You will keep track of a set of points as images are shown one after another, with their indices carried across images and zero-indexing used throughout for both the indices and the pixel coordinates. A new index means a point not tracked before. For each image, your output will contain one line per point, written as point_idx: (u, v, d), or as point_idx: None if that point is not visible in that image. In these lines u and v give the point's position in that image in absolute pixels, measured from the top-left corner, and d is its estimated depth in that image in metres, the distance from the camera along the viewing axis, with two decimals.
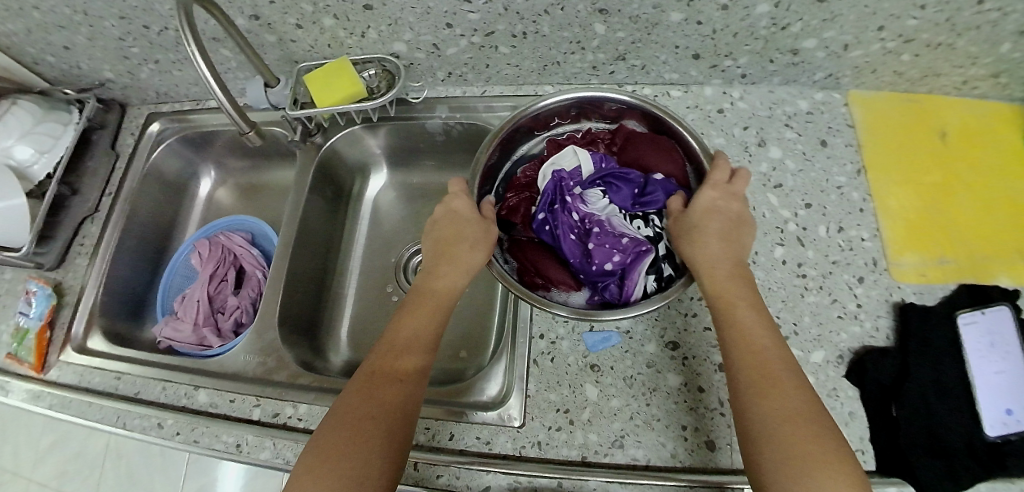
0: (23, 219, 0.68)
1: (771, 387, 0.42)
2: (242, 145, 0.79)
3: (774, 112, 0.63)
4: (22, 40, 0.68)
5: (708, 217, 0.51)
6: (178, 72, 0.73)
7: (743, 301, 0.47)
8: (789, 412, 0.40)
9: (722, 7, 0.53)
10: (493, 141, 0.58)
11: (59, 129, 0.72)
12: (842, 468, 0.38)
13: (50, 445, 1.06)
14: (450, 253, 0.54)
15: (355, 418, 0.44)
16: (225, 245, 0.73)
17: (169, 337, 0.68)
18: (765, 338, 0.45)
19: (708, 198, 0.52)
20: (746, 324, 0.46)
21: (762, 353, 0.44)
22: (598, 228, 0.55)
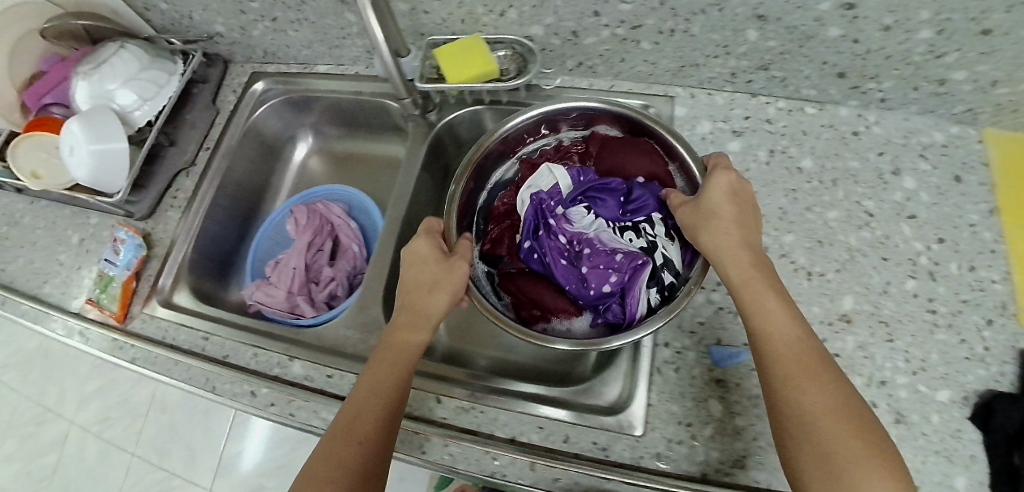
0: (123, 163, 0.68)
1: (805, 385, 0.40)
2: (342, 114, 0.81)
3: (909, 141, 0.62)
4: None
5: (725, 205, 0.49)
6: (294, 32, 0.72)
7: (768, 291, 0.45)
8: (832, 410, 0.39)
9: (885, 27, 0.51)
10: (462, 174, 0.61)
11: (164, 77, 0.71)
12: (886, 470, 0.37)
13: (93, 390, 1.29)
14: (415, 300, 0.52)
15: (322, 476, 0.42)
16: (324, 214, 0.73)
17: (259, 301, 0.68)
18: (794, 333, 0.43)
19: (719, 184, 0.50)
20: (773, 314, 0.44)
21: (796, 345, 0.42)
22: (590, 250, 0.54)
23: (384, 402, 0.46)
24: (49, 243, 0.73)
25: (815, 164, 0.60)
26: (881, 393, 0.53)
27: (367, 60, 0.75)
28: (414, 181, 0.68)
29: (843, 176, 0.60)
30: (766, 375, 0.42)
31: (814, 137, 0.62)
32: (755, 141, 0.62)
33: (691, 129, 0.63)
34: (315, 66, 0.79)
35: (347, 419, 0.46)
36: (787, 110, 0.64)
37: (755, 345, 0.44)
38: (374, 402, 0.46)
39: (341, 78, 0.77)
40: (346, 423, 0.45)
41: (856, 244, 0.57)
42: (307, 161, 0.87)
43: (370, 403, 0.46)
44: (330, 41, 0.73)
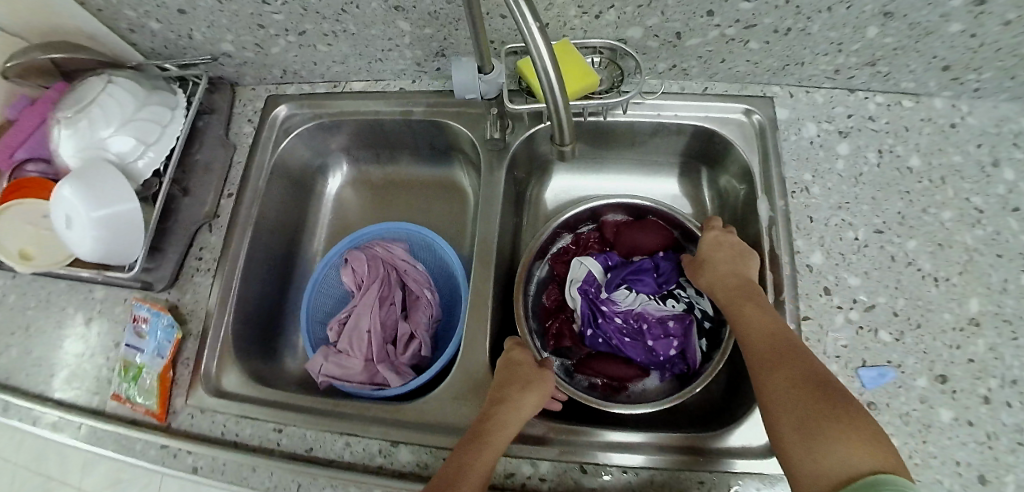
0: (134, 227, 0.55)
1: (773, 372, 0.41)
2: (379, 136, 0.70)
3: (1000, 130, 0.60)
4: (121, 1, 0.55)
5: (708, 248, 0.57)
6: (323, 46, 0.60)
7: (752, 304, 0.48)
8: (794, 387, 0.39)
9: (1007, 24, 0.48)
10: (518, 285, 0.60)
11: (167, 114, 0.59)
12: (868, 444, 0.34)
13: None
14: (504, 395, 0.48)
15: None
16: (386, 259, 0.65)
17: (332, 375, 0.58)
18: (766, 331, 0.45)
19: (711, 235, 0.57)
20: (755, 318, 0.47)
21: (769, 340, 0.44)
22: (647, 324, 0.59)
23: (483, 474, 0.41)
24: (75, 324, 0.64)
25: (922, 162, 0.59)
26: (1013, 393, 0.53)
27: (416, 74, 0.65)
28: (498, 216, 0.60)
29: (950, 172, 0.59)
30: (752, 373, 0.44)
31: (915, 133, 0.60)
32: (863, 142, 0.60)
33: (797, 133, 0.60)
34: (346, 83, 0.68)
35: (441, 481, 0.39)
36: (886, 104, 0.62)
37: (744, 349, 0.46)
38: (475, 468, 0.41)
39: (383, 96, 0.66)
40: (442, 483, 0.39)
41: (971, 243, 0.57)
42: (340, 192, 0.76)
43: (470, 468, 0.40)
44: (371, 55, 0.62)
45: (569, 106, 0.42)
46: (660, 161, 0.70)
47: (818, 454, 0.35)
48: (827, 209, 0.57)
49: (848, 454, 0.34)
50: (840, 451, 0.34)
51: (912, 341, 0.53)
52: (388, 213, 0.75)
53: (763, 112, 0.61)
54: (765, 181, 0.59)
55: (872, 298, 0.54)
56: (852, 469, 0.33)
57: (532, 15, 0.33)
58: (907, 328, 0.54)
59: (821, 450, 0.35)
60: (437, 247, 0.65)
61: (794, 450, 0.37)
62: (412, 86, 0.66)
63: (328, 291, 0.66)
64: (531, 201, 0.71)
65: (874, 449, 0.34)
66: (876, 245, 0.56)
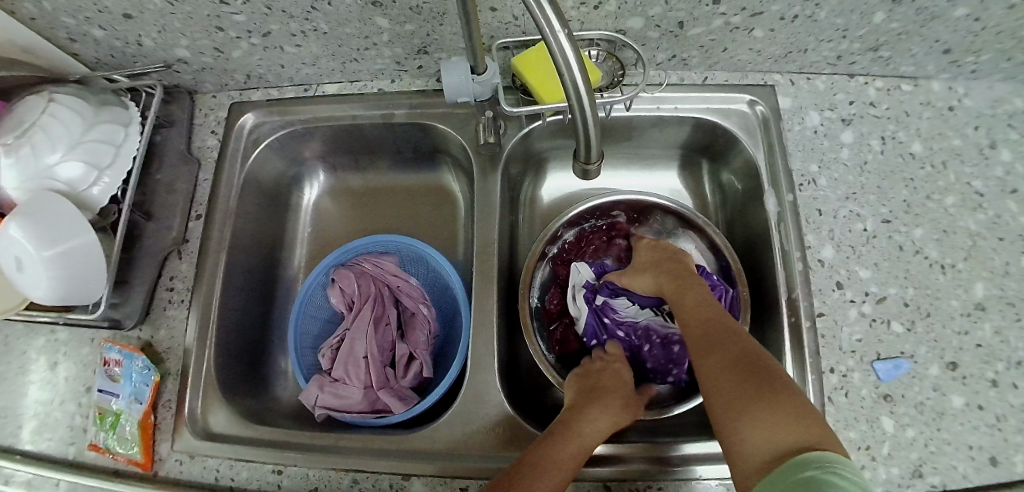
0: (97, 261, 0.50)
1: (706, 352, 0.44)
2: (357, 141, 0.64)
3: (996, 111, 0.60)
4: (56, 7, 0.48)
5: (645, 248, 0.59)
6: (292, 47, 0.54)
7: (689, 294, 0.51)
8: (723, 365, 0.42)
9: (1012, 6, 0.47)
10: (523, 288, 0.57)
11: (120, 134, 0.53)
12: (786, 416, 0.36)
13: None
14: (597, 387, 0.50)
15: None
16: (376, 275, 0.60)
17: (330, 406, 0.54)
18: (700, 318, 0.47)
19: (644, 249, 0.59)
20: (692, 306, 0.49)
21: (703, 330, 0.46)
22: (649, 343, 0.58)
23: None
24: (37, 369, 0.58)
25: (924, 147, 0.59)
26: (1020, 374, 0.53)
27: (394, 73, 0.59)
28: (496, 225, 0.56)
29: (951, 156, 0.58)
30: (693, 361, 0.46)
31: (916, 117, 0.60)
32: (866, 129, 0.59)
33: (801, 122, 0.59)
34: (318, 85, 0.61)
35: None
36: (886, 89, 0.61)
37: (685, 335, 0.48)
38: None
39: (359, 98, 0.60)
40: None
41: (975, 228, 0.56)
42: (318, 203, 0.70)
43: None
44: (346, 55, 0.56)
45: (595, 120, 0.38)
46: (658, 155, 0.67)
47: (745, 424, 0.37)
48: (834, 200, 0.56)
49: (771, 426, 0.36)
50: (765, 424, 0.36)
51: (923, 331, 0.53)
52: (372, 223, 0.69)
53: (766, 102, 0.59)
54: (771, 173, 0.57)
55: (884, 290, 0.54)
56: (777, 443, 0.35)
57: (556, 19, 0.30)
58: (917, 317, 0.54)
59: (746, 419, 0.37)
60: (431, 260, 0.60)
61: (732, 426, 0.38)
62: (392, 86, 0.60)
63: (316, 313, 0.61)
64: (524, 202, 0.66)
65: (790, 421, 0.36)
66: (884, 236, 0.55)
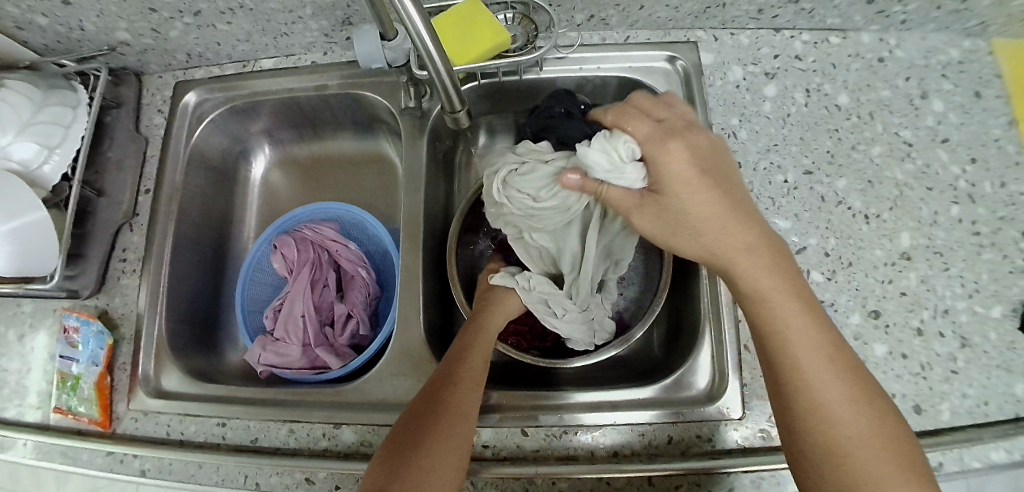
0: (50, 234, 0.54)
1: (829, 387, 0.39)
2: (297, 115, 0.68)
3: (929, 62, 0.61)
4: None
5: (710, 199, 0.41)
6: (224, 25, 0.58)
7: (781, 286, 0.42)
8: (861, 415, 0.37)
9: None
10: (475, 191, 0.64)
11: (68, 115, 0.57)
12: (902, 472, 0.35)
13: None
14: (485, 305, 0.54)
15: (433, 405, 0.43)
16: (315, 241, 0.63)
17: (271, 363, 0.57)
18: (821, 349, 0.40)
19: (681, 155, 0.41)
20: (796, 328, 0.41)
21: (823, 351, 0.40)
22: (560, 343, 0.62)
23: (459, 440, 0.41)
24: (6, 343, 0.63)
25: (850, 98, 0.60)
26: (946, 323, 0.54)
27: (325, 45, 0.63)
28: (423, 188, 0.60)
29: (878, 107, 0.60)
30: (782, 401, 0.40)
31: (844, 69, 0.61)
32: (790, 82, 0.61)
33: (723, 78, 0.61)
34: (255, 61, 0.65)
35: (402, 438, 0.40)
36: (812, 42, 0.62)
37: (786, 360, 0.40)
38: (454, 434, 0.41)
39: (294, 72, 0.64)
40: (395, 463, 0.38)
41: (902, 178, 0.57)
42: (267, 176, 0.74)
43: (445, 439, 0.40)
44: (274, 29, 0.59)
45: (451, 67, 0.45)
46: None
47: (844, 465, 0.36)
48: (754, 153, 0.58)
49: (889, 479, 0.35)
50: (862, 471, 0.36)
51: (843, 280, 0.54)
52: (317, 192, 0.73)
53: (687, 58, 0.62)
54: None
55: (804, 240, 0.55)
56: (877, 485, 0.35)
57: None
58: (838, 267, 0.54)
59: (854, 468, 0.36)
60: (366, 223, 0.64)
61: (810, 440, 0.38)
62: (324, 59, 0.64)
63: (264, 279, 0.65)
64: (461, 162, 0.70)
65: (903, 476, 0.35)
66: (807, 187, 0.57)
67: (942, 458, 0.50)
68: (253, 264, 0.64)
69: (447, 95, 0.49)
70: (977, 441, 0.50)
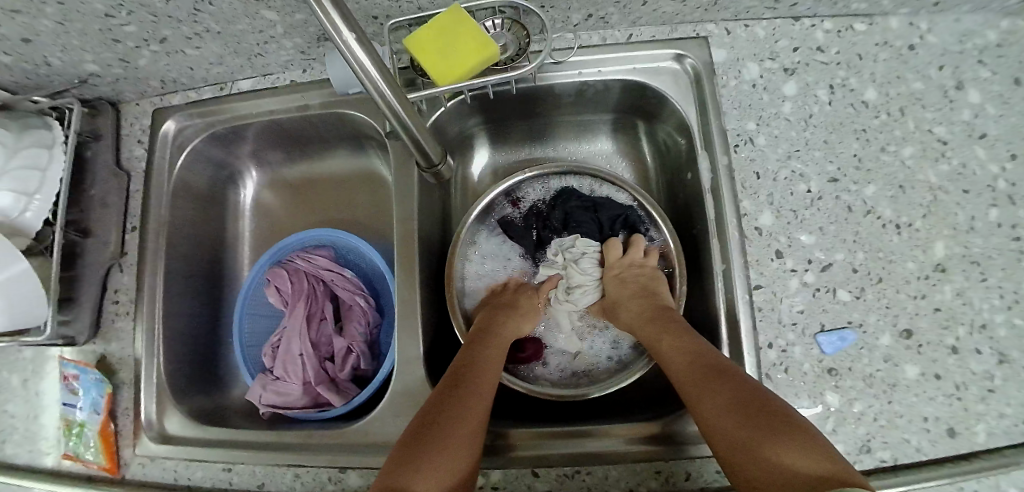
0: (38, 284, 0.52)
1: (699, 396, 0.43)
2: (282, 137, 0.64)
3: (965, 46, 0.56)
4: None
5: (618, 290, 0.58)
6: (195, 50, 0.54)
7: (668, 333, 0.50)
8: (730, 406, 0.40)
9: None
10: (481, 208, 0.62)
11: (44, 157, 0.55)
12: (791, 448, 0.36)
13: None
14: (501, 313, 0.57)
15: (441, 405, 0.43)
16: (311, 271, 0.61)
17: (273, 403, 0.56)
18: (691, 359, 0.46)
19: (622, 272, 0.59)
20: (673, 360, 0.47)
21: (691, 361, 0.45)
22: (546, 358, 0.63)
23: (472, 439, 0.42)
24: (10, 389, 0.62)
25: (878, 93, 0.55)
26: (982, 339, 0.50)
27: (303, 63, 0.58)
28: (418, 215, 0.56)
29: (909, 101, 0.54)
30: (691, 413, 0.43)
31: (871, 60, 0.56)
32: (810, 78, 0.56)
33: (737, 76, 0.56)
34: (234, 83, 0.61)
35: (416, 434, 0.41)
36: (835, 31, 0.57)
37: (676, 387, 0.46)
38: (465, 431, 0.42)
39: (273, 93, 0.60)
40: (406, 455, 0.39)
41: (935, 181, 0.53)
42: (257, 196, 0.71)
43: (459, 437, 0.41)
44: (248, 51, 0.55)
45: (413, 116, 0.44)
46: (594, 122, 0.66)
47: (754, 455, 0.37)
48: (772, 161, 0.53)
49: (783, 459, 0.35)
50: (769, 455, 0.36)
51: (872, 298, 0.50)
52: (311, 214, 0.71)
53: (695, 56, 0.57)
54: (704, 136, 0.56)
55: (829, 256, 0.51)
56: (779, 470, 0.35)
57: (347, 27, 0.31)
58: (866, 284, 0.51)
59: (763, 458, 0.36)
60: (362, 250, 0.61)
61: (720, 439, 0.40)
62: (304, 77, 0.60)
63: (260, 312, 0.63)
64: (458, 178, 0.66)
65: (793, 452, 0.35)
66: (831, 197, 0.52)
67: (977, 486, 0.47)
68: (251, 299, 0.62)
69: (419, 149, 0.49)
70: (1016, 466, 0.47)
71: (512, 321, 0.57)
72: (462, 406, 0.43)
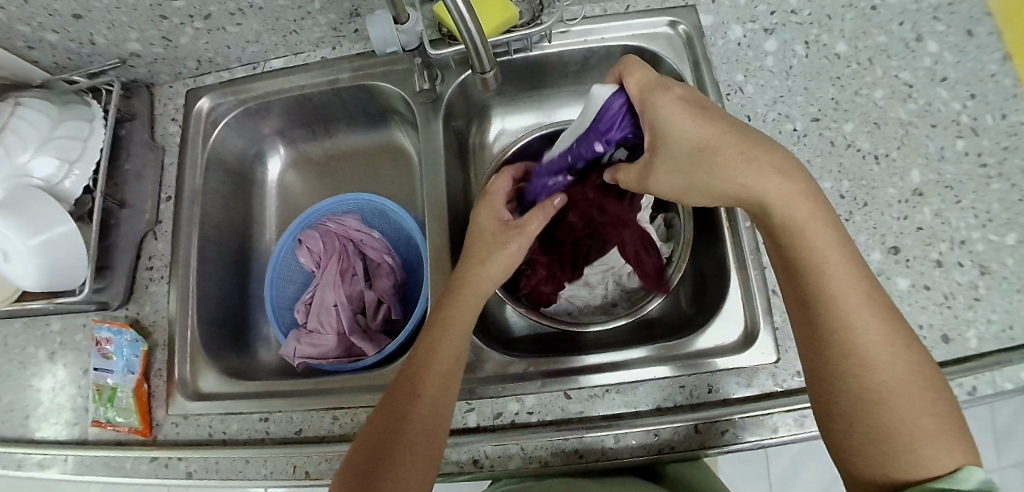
0: (79, 245, 0.55)
1: (874, 354, 0.38)
2: (307, 112, 0.69)
3: (920, 6, 0.63)
4: (15, 16, 0.53)
5: (707, 131, 0.40)
6: (234, 27, 0.59)
7: (826, 242, 0.41)
8: (903, 382, 0.37)
9: None
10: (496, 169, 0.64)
11: (85, 129, 0.58)
12: (949, 441, 0.35)
13: None
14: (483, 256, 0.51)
15: (398, 410, 0.44)
16: (341, 232, 0.64)
17: (307, 355, 0.58)
18: (863, 302, 0.39)
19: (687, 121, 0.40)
20: (853, 304, 0.39)
21: (863, 307, 0.39)
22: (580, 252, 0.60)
23: (430, 436, 0.43)
24: (38, 363, 0.63)
25: (848, 47, 0.62)
26: (964, 253, 0.54)
27: (333, 40, 0.63)
28: (443, 169, 0.60)
29: (876, 52, 0.62)
30: (826, 364, 0.39)
31: (839, 20, 0.63)
32: (788, 36, 0.63)
33: (724, 37, 0.63)
34: (265, 62, 0.66)
35: (383, 439, 0.42)
36: None
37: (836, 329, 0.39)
38: (421, 435, 0.42)
39: (304, 69, 0.65)
40: (375, 459, 0.41)
41: (905, 117, 0.59)
42: (282, 177, 0.75)
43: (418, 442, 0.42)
44: (284, 28, 0.60)
45: (481, 31, 0.45)
46: None
47: (918, 447, 0.35)
48: (762, 106, 0.60)
49: (944, 455, 0.35)
50: (926, 448, 0.35)
51: (860, 220, 0.55)
52: (333, 186, 0.74)
53: (687, 22, 0.63)
54: (699, 88, 0.62)
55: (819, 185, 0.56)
56: (934, 471, 0.34)
57: None
58: (854, 208, 0.56)
59: (922, 454, 0.35)
60: (390, 211, 0.64)
61: (858, 410, 0.37)
62: (332, 54, 0.65)
63: (290, 275, 0.65)
64: (473, 146, 0.71)
65: (949, 445, 0.35)
66: (815, 134, 0.58)
67: (975, 383, 0.50)
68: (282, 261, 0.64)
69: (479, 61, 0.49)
70: (1008, 363, 0.50)
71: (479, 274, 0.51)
72: (421, 410, 0.43)
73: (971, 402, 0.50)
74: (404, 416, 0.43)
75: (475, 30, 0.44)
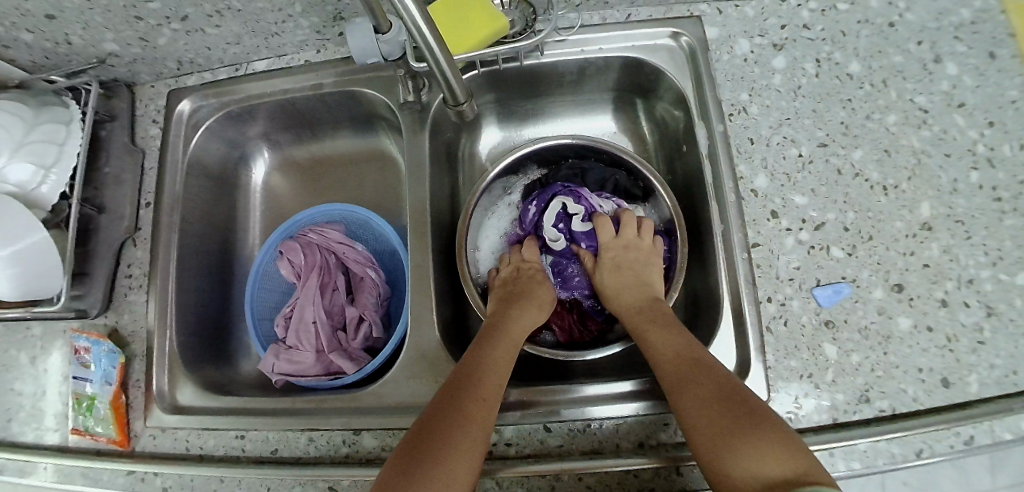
0: (54, 254, 0.53)
1: (685, 388, 0.43)
2: (292, 116, 0.66)
3: (941, 24, 0.59)
4: None
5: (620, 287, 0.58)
6: (213, 28, 0.56)
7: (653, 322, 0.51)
8: (711, 398, 0.41)
9: None
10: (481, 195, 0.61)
11: (61, 131, 0.56)
12: (772, 447, 0.36)
13: None
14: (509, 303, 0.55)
15: (451, 412, 0.40)
16: (322, 244, 0.62)
17: (285, 372, 0.57)
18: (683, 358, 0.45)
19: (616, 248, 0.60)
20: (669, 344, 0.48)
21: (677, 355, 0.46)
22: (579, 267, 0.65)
23: (477, 446, 0.40)
24: (19, 367, 0.62)
25: (862, 66, 0.58)
26: (971, 292, 0.51)
27: (317, 43, 0.61)
28: (428, 184, 0.58)
29: (891, 73, 0.58)
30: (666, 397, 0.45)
31: (854, 36, 0.59)
32: (798, 53, 0.59)
33: (729, 52, 0.59)
34: (248, 64, 0.64)
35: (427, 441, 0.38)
36: (819, 10, 0.61)
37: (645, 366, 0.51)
38: (470, 442, 0.39)
39: (287, 72, 0.62)
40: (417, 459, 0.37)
41: (919, 145, 0.56)
42: (268, 180, 0.73)
43: (464, 446, 0.39)
44: (266, 30, 0.57)
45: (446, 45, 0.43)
46: (594, 100, 0.69)
47: (738, 461, 0.37)
48: (766, 128, 0.57)
49: (768, 465, 0.36)
50: (754, 459, 0.36)
51: (864, 254, 0.53)
52: (320, 192, 0.72)
53: (690, 34, 0.60)
54: (700, 106, 0.58)
55: (822, 215, 0.54)
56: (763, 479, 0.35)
57: None
58: (858, 241, 0.53)
59: (741, 460, 0.37)
60: (374, 224, 0.63)
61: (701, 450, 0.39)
62: (317, 57, 0.62)
63: (272, 285, 0.64)
64: (463, 156, 0.69)
65: (783, 454, 0.36)
66: (820, 160, 0.55)
67: (973, 432, 0.48)
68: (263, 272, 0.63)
69: (445, 78, 0.48)
70: (1010, 413, 0.48)
71: (528, 310, 0.55)
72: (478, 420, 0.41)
73: (969, 452, 0.48)
74: (458, 418, 0.40)
75: (441, 49, 0.42)
